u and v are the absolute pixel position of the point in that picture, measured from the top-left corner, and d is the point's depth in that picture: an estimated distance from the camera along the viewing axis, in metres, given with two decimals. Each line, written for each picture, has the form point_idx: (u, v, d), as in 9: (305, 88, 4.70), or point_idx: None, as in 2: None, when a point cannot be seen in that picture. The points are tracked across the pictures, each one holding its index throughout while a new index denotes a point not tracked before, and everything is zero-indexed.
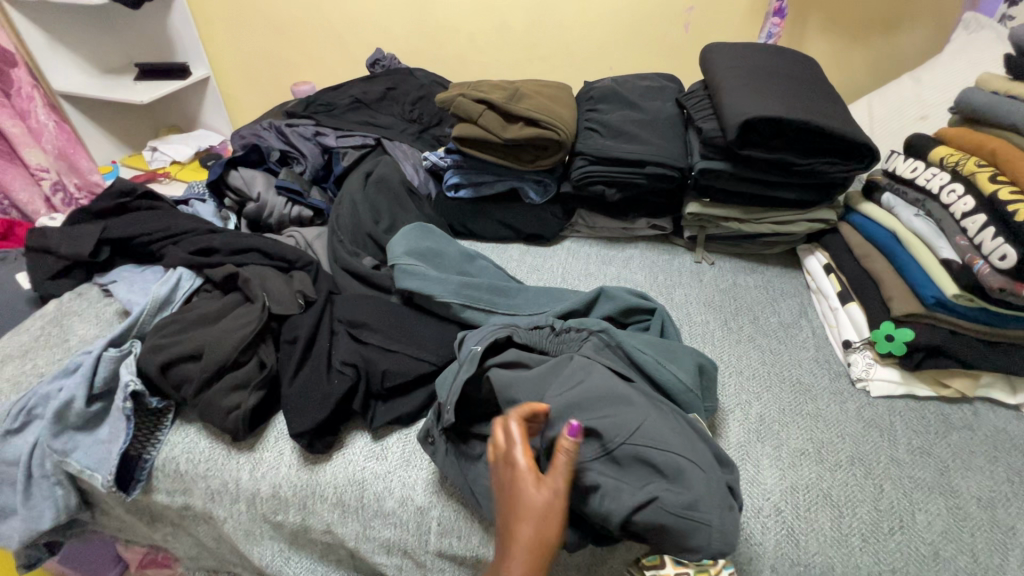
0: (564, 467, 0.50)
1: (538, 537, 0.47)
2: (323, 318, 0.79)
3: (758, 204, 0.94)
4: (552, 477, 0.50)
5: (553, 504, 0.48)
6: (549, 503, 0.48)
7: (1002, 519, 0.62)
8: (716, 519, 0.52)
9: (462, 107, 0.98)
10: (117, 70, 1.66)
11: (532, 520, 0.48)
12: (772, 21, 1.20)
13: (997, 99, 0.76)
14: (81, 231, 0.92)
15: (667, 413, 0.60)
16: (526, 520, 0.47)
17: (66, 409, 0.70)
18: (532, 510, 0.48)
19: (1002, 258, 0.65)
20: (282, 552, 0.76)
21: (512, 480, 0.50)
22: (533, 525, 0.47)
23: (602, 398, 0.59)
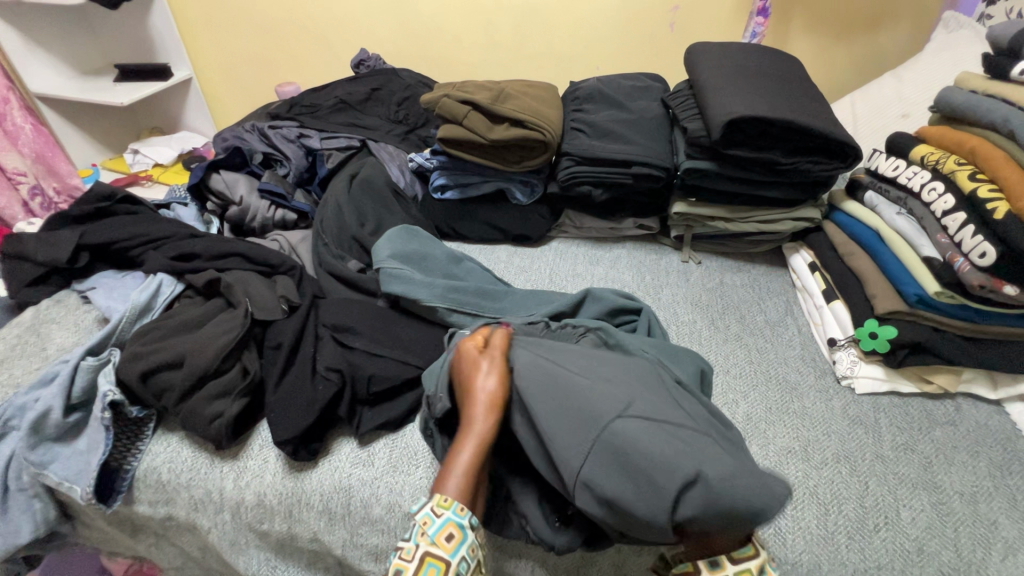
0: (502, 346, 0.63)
1: (493, 391, 0.58)
2: (307, 323, 0.78)
3: (743, 203, 0.95)
4: (494, 351, 0.62)
5: (500, 367, 0.60)
6: (494, 366, 0.60)
7: (985, 514, 0.63)
8: (760, 485, 0.48)
9: (447, 108, 0.98)
10: (96, 72, 1.63)
11: (488, 381, 0.59)
12: (757, 20, 1.21)
13: (975, 98, 0.77)
14: (58, 237, 0.89)
15: (650, 381, 0.58)
16: (482, 381, 0.59)
17: (43, 420, 0.68)
18: (485, 374, 0.60)
19: (982, 256, 0.66)
20: (269, 561, 0.75)
21: (465, 361, 0.62)
22: (489, 383, 0.59)
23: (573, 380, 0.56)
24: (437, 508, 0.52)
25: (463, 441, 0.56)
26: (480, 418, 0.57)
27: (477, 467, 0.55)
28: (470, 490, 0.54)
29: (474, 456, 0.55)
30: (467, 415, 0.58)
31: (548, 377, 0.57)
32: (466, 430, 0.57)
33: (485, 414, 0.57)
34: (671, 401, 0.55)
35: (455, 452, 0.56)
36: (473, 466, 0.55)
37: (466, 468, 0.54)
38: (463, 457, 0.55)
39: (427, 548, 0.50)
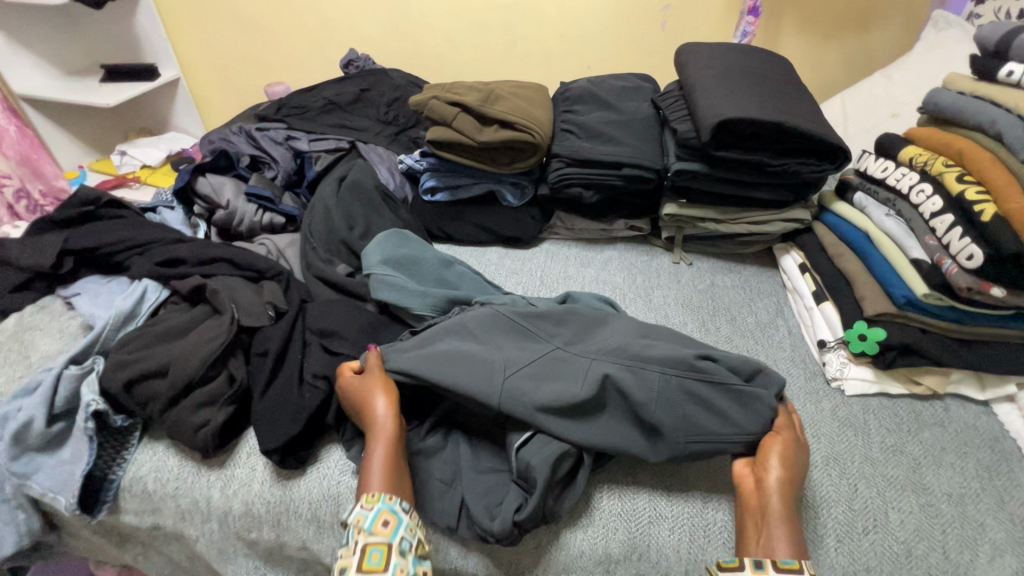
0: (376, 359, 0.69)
1: (383, 397, 0.65)
2: (295, 328, 0.78)
3: (734, 204, 0.94)
4: (375, 367, 0.69)
5: (384, 378, 0.67)
6: (378, 379, 0.67)
7: (972, 515, 0.63)
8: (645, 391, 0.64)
9: (436, 110, 0.97)
10: (81, 72, 1.61)
11: (379, 390, 0.66)
12: (747, 20, 1.21)
13: (963, 99, 0.77)
14: (41, 243, 0.88)
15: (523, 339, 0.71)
16: (374, 393, 0.65)
17: (26, 430, 0.67)
18: (375, 386, 0.66)
19: (969, 258, 0.66)
20: (258, 569, 0.74)
21: (354, 383, 0.67)
22: (380, 393, 0.65)
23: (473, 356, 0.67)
24: (367, 504, 0.57)
25: (375, 449, 0.61)
26: (384, 425, 0.63)
27: (392, 468, 0.60)
28: (391, 486, 0.59)
29: (387, 456, 0.61)
30: (373, 428, 0.63)
31: (470, 356, 0.67)
32: (373, 441, 0.62)
33: (388, 418, 0.64)
34: (610, 349, 0.69)
35: (369, 462, 0.61)
36: (387, 467, 0.60)
37: (383, 469, 0.60)
38: (377, 461, 0.60)
39: (366, 540, 0.54)
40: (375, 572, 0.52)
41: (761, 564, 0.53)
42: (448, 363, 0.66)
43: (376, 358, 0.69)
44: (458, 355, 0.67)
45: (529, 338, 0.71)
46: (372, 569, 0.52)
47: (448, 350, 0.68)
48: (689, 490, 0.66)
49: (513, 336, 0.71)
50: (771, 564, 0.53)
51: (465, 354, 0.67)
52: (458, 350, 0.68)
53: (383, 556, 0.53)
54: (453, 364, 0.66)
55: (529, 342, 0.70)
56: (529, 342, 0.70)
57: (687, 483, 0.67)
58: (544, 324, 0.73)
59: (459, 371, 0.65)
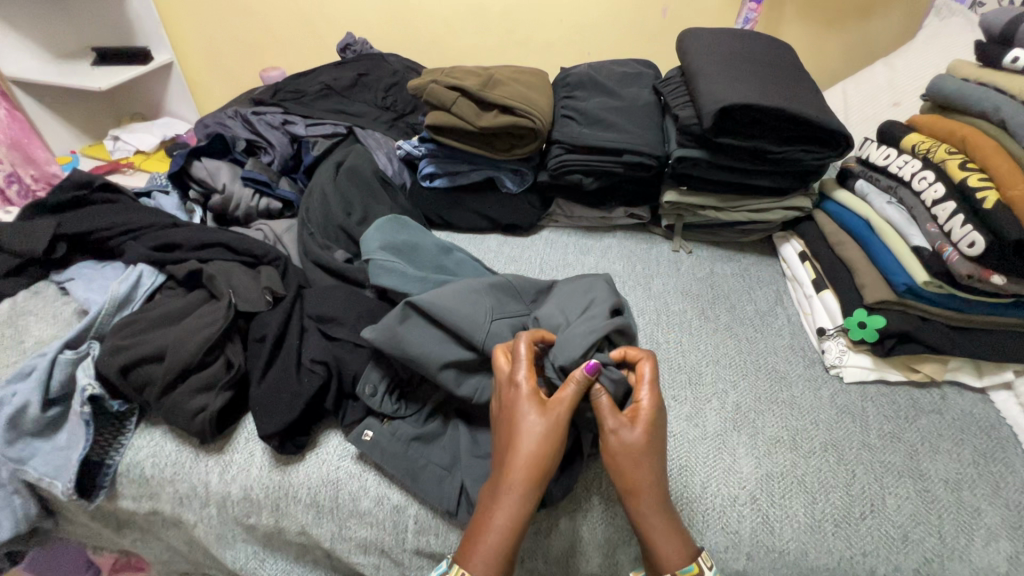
0: (572, 395, 0.56)
1: (550, 455, 0.54)
2: (292, 314, 0.77)
3: (735, 192, 0.94)
4: (558, 406, 0.56)
5: (560, 426, 0.55)
6: (553, 425, 0.55)
7: (968, 501, 0.63)
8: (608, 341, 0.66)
9: (435, 94, 0.96)
10: (72, 55, 1.58)
11: (541, 444, 0.54)
12: (749, 6, 1.20)
13: (967, 86, 0.76)
14: (34, 228, 0.87)
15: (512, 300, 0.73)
16: (528, 445, 0.54)
17: (21, 415, 0.67)
18: (531, 433, 0.54)
19: (970, 246, 0.66)
20: (256, 554, 0.74)
21: (517, 407, 0.56)
22: (544, 447, 0.54)
23: (467, 300, 0.68)
24: None
25: (495, 511, 0.53)
26: (516, 493, 0.53)
27: (505, 546, 0.52)
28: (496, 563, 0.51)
29: (507, 528, 0.52)
30: (505, 482, 0.54)
31: (467, 300, 0.69)
32: (499, 498, 0.53)
33: (523, 484, 0.53)
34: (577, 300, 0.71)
35: (486, 524, 0.52)
36: (505, 541, 0.52)
37: (496, 543, 0.51)
38: (496, 529, 0.52)
39: None
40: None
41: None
42: (439, 303, 0.67)
43: (571, 393, 0.56)
44: (450, 298, 0.68)
45: (513, 299, 0.74)
46: None
47: (440, 291, 0.69)
48: (689, 474, 0.65)
49: (496, 289, 0.73)
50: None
51: (454, 297, 0.69)
52: (450, 294, 0.69)
53: None
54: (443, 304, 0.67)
55: (511, 301, 0.73)
56: (511, 300, 0.73)
57: (687, 467, 0.66)
58: (529, 290, 0.76)
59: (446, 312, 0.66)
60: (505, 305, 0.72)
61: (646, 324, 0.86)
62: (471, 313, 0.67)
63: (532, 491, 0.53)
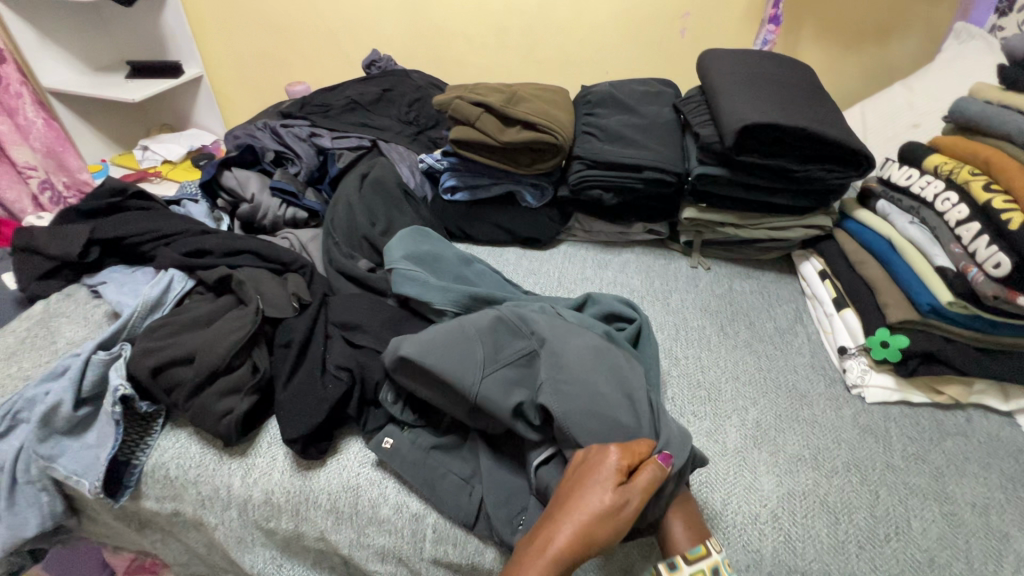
0: (646, 488, 0.53)
1: (604, 542, 0.50)
2: (318, 321, 0.78)
3: (755, 209, 0.95)
4: (633, 495, 0.52)
5: (622, 513, 0.51)
6: (618, 513, 0.51)
7: (997, 526, 0.62)
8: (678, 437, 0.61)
9: (460, 109, 0.98)
10: (107, 68, 1.64)
11: (599, 523, 0.51)
12: (768, 28, 1.22)
13: (990, 109, 0.77)
14: (69, 232, 0.89)
15: (514, 344, 0.67)
16: (582, 509, 0.51)
17: (53, 413, 0.68)
18: (598, 504, 0.51)
19: (996, 267, 0.66)
20: (274, 559, 0.75)
21: (596, 480, 0.53)
22: (602, 530, 0.50)
23: (454, 352, 0.64)
24: None
25: (525, 564, 0.50)
26: (550, 555, 0.50)
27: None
28: None
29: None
30: (552, 536, 0.51)
31: (458, 352, 0.64)
32: (538, 552, 0.50)
33: (563, 551, 0.50)
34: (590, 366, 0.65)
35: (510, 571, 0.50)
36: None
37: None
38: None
39: None
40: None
41: (675, 565, 0.53)
42: (431, 352, 0.63)
43: (647, 479, 0.53)
44: (442, 344, 0.64)
45: (513, 339, 0.68)
46: None
47: (431, 338, 0.65)
48: (709, 492, 0.65)
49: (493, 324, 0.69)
50: (684, 562, 0.53)
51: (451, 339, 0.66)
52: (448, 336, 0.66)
53: None
54: (440, 350, 0.64)
55: (510, 341, 0.68)
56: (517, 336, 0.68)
57: (707, 483, 0.66)
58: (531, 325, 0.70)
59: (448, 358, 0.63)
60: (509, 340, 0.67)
61: (664, 339, 0.86)
62: (460, 365, 0.63)
63: (567, 563, 0.50)
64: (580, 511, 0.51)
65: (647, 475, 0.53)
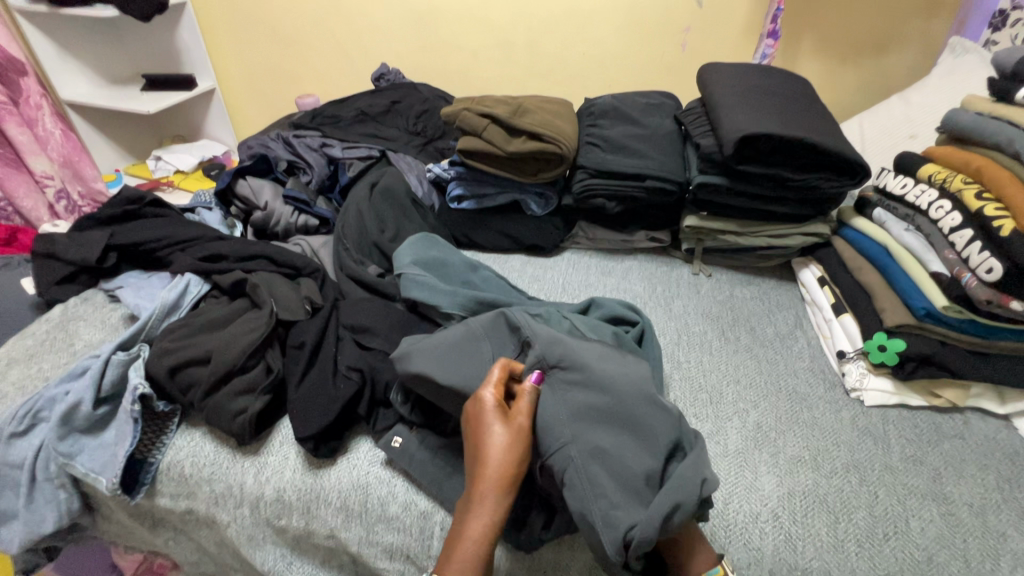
0: (529, 405, 0.61)
1: (521, 464, 0.57)
2: (329, 323, 0.81)
3: (755, 217, 0.97)
4: (520, 416, 0.60)
5: (520, 434, 0.58)
6: (517, 433, 0.58)
7: (994, 526, 0.63)
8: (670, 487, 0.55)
9: (467, 120, 1.01)
10: (123, 81, 1.69)
11: (510, 450, 0.57)
12: (766, 42, 1.25)
13: (982, 120, 0.79)
14: (89, 238, 0.92)
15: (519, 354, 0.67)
16: (495, 449, 0.57)
17: (73, 412, 0.70)
18: (500, 436, 0.58)
19: (989, 271, 0.68)
20: (284, 557, 0.76)
21: (482, 419, 0.59)
22: (514, 455, 0.57)
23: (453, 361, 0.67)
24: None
25: (471, 518, 0.55)
26: (487, 499, 0.55)
27: (484, 547, 0.54)
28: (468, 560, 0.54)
29: (483, 532, 0.55)
30: (477, 488, 0.56)
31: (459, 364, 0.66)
32: (475, 506, 0.55)
33: (495, 491, 0.56)
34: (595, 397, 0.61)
35: (462, 531, 0.55)
36: (480, 545, 0.54)
37: (476, 542, 0.54)
38: (471, 535, 0.54)
39: None
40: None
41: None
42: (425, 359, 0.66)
43: (527, 401, 0.61)
44: (448, 348, 0.68)
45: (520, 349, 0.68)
46: None
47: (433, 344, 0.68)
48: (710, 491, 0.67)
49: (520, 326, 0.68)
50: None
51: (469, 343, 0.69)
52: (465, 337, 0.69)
53: None
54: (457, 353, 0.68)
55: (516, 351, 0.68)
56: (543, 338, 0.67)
57: None
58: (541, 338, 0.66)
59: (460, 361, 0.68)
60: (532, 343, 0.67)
61: (665, 343, 0.88)
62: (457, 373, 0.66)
63: (503, 496, 0.56)
64: (493, 451, 0.57)
65: (523, 397, 0.61)
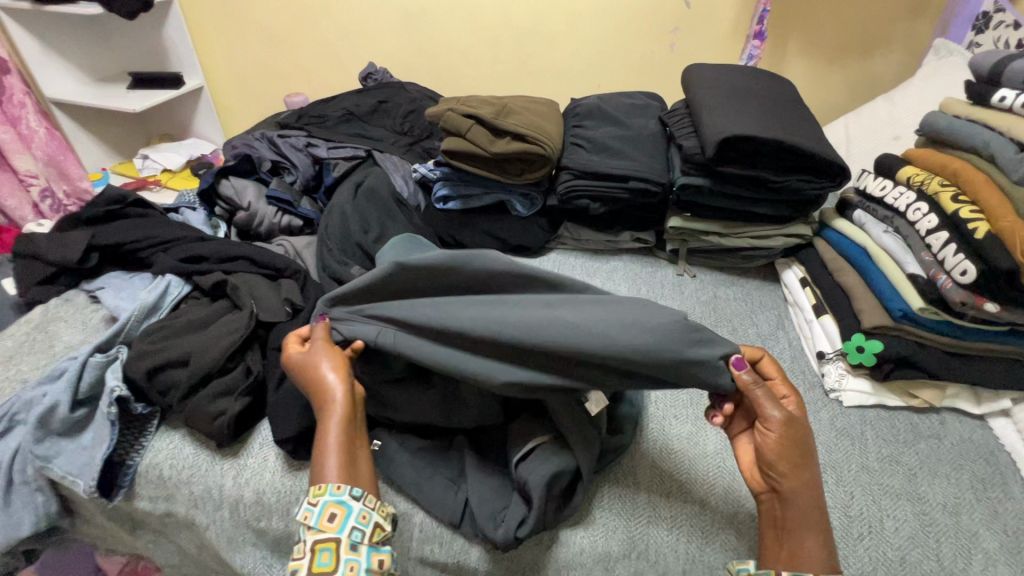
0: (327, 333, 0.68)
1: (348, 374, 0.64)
2: (310, 326, 0.80)
3: (738, 218, 0.97)
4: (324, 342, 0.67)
5: (336, 351, 0.65)
6: (330, 355, 0.65)
7: (967, 525, 0.64)
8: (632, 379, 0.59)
9: (451, 121, 1.01)
10: (109, 79, 1.67)
11: (335, 368, 0.63)
12: (753, 43, 1.25)
13: (959, 123, 0.80)
14: (69, 238, 0.92)
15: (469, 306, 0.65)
16: (322, 375, 0.63)
17: (50, 414, 0.70)
18: (322, 362, 0.64)
19: (963, 273, 0.68)
20: (264, 559, 0.76)
21: (302, 361, 0.65)
22: (339, 369, 0.63)
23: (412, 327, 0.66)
24: (313, 499, 0.55)
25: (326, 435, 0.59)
26: (333, 414, 0.60)
27: (344, 451, 0.59)
28: (344, 474, 0.58)
29: (340, 439, 0.59)
30: (320, 409, 0.61)
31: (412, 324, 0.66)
32: (323, 428, 0.60)
33: (338, 402, 0.61)
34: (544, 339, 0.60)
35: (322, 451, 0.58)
36: (340, 450, 0.59)
37: (333, 450, 0.58)
38: (331, 447, 0.58)
39: (315, 539, 0.54)
40: (324, 572, 0.53)
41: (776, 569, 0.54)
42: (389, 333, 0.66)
43: (323, 331, 0.68)
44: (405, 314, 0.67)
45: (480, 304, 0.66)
46: (322, 569, 0.53)
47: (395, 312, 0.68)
48: (688, 492, 0.67)
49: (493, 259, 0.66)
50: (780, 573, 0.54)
51: (432, 283, 0.67)
52: (424, 273, 0.67)
53: (332, 555, 0.53)
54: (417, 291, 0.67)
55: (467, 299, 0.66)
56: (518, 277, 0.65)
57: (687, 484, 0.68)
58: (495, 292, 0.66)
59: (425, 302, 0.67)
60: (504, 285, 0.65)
61: None
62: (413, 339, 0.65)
63: (347, 403, 0.61)
64: (324, 375, 0.62)
65: (320, 330, 0.68)
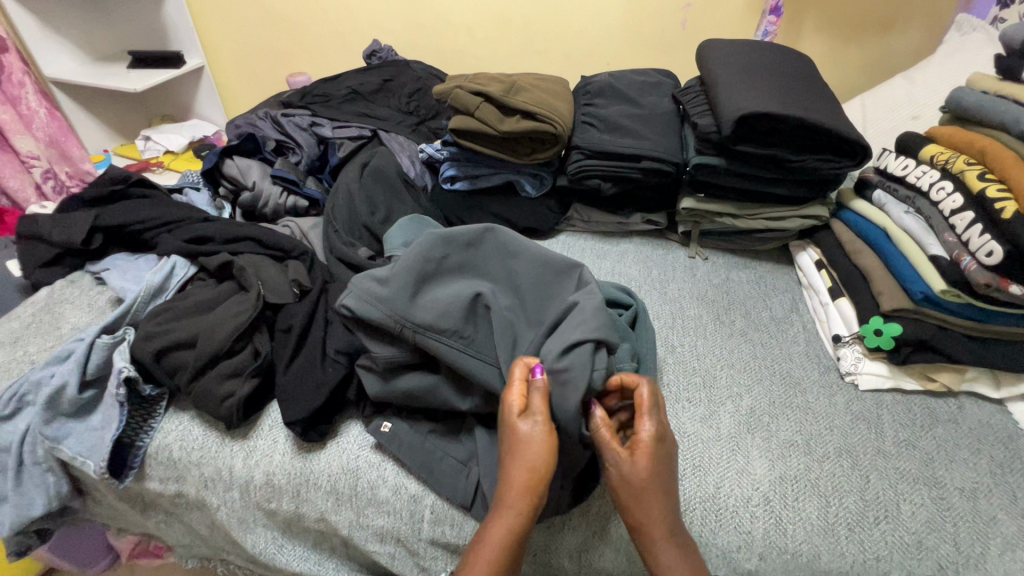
0: (544, 402, 0.56)
1: (544, 471, 0.54)
2: (318, 307, 0.79)
3: (752, 199, 0.95)
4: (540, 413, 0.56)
5: (547, 433, 0.55)
6: (534, 434, 0.55)
7: (985, 510, 0.63)
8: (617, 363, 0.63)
9: (459, 99, 0.98)
10: (108, 57, 1.64)
11: (533, 457, 0.54)
12: (768, 19, 1.21)
13: (987, 99, 0.77)
14: (71, 219, 0.90)
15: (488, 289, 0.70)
16: (518, 463, 0.54)
17: (58, 396, 0.70)
18: (524, 444, 0.54)
19: (988, 255, 0.66)
20: (275, 540, 0.76)
21: (507, 424, 0.56)
22: (537, 460, 0.54)
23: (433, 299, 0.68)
24: None
25: (495, 523, 0.53)
26: (510, 502, 0.53)
27: (505, 556, 0.52)
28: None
29: (504, 537, 0.52)
30: (501, 494, 0.54)
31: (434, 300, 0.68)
32: (498, 510, 0.53)
33: (519, 495, 0.53)
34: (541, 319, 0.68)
35: (483, 536, 0.53)
36: (501, 553, 0.52)
37: (496, 555, 0.51)
38: (493, 543, 0.52)
39: None
40: None
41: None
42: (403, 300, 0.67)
43: (540, 402, 0.56)
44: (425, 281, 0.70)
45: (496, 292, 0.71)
46: None
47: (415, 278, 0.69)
48: (702, 475, 0.66)
49: (522, 254, 0.73)
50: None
51: (456, 253, 0.73)
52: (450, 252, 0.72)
53: None
54: (454, 259, 0.73)
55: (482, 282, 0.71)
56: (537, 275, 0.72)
57: (702, 467, 0.67)
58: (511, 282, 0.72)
59: (456, 272, 0.73)
60: (531, 284, 0.71)
61: (660, 327, 0.87)
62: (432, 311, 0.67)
63: (529, 505, 0.53)
64: (515, 462, 0.54)
65: (538, 396, 0.57)
